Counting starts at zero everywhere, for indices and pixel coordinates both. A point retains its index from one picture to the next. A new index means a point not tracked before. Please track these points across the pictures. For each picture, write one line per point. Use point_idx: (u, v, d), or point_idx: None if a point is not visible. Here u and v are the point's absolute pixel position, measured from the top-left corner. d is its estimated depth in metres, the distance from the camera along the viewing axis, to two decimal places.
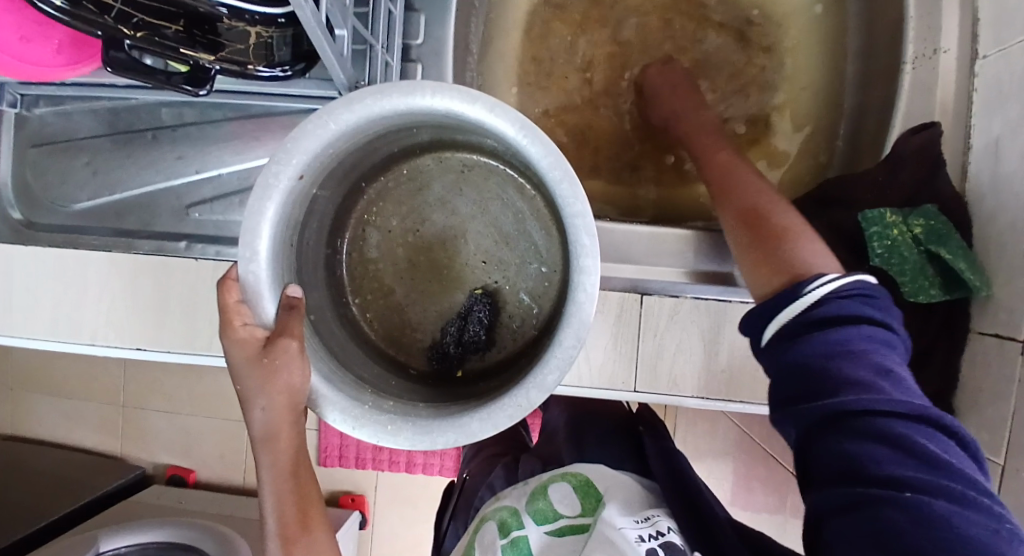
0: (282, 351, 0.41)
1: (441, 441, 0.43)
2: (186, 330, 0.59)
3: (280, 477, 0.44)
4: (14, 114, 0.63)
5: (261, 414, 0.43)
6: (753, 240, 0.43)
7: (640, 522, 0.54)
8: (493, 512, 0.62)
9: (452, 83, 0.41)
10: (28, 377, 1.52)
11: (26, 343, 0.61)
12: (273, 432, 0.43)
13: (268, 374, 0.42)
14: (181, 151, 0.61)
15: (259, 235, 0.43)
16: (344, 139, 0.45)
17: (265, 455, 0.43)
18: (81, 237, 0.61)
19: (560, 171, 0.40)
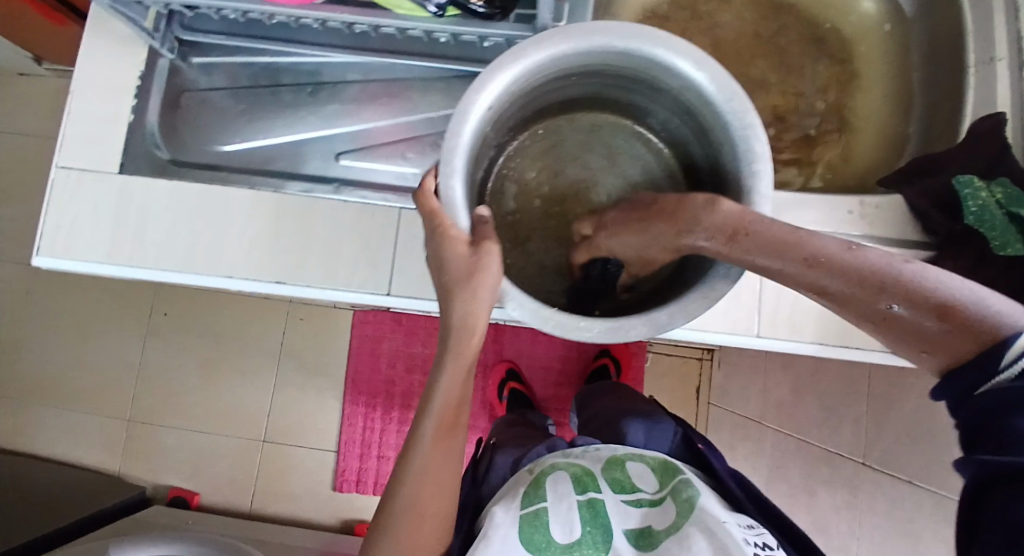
0: (490, 256, 0.43)
1: (634, 332, 0.46)
2: (330, 268, 0.62)
3: (460, 379, 0.47)
4: (169, 62, 0.66)
5: (466, 307, 0.44)
6: (926, 331, 0.34)
7: (747, 528, 0.54)
8: (565, 464, 0.64)
9: (639, 28, 0.44)
10: (28, 386, 1.42)
11: (157, 275, 0.62)
12: (469, 327, 0.44)
13: (477, 274, 0.42)
14: (337, 106, 0.68)
15: (457, 157, 0.44)
16: (524, 82, 0.47)
17: (448, 360, 0.46)
18: (221, 171, 0.65)
19: (740, 108, 0.44)
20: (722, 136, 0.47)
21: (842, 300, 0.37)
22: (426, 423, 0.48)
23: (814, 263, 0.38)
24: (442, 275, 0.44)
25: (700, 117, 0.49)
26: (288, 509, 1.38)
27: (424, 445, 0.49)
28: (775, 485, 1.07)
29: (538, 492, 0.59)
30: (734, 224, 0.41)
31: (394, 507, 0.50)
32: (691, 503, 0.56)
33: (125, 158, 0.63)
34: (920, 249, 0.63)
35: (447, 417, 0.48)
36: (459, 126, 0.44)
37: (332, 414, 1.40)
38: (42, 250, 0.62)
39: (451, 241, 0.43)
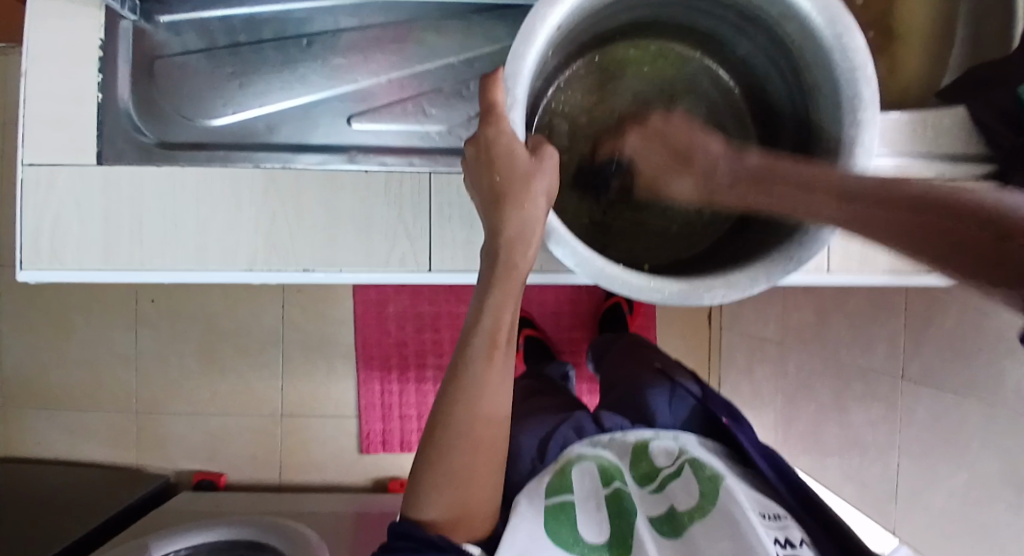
0: (548, 157, 0.42)
1: (710, 296, 0.43)
2: (361, 247, 0.55)
3: (508, 302, 0.45)
4: (131, 25, 0.56)
5: (524, 211, 0.41)
6: (974, 250, 0.34)
7: (770, 519, 0.52)
8: (592, 454, 0.61)
9: None
10: (23, 391, 1.34)
11: (167, 277, 0.55)
12: (524, 235, 0.41)
13: (534, 175, 0.41)
14: (339, 58, 0.59)
15: (527, 68, 0.41)
16: None
17: (500, 277, 0.43)
18: (215, 150, 0.56)
19: (842, 26, 0.42)
20: (812, 54, 0.46)
21: (885, 231, 0.38)
22: (475, 342, 0.46)
23: (844, 202, 0.39)
24: (493, 175, 0.41)
25: (785, 36, 0.48)
26: (317, 477, 1.38)
27: (473, 369, 0.46)
28: (801, 403, 1.09)
29: (564, 483, 0.56)
30: (764, 169, 0.44)
31: (438, 456, 0.47)
32: (715, 483, 0.55)
33: (101, 142, 0.54)
34: (980, 163, 0.60)
35: (497, 337, 0.46)
36: (531, 34, 0.41)
37: (347, 382, 1.36)
38: (26, 263, 0.54)
39: (505, 146, 0.40)
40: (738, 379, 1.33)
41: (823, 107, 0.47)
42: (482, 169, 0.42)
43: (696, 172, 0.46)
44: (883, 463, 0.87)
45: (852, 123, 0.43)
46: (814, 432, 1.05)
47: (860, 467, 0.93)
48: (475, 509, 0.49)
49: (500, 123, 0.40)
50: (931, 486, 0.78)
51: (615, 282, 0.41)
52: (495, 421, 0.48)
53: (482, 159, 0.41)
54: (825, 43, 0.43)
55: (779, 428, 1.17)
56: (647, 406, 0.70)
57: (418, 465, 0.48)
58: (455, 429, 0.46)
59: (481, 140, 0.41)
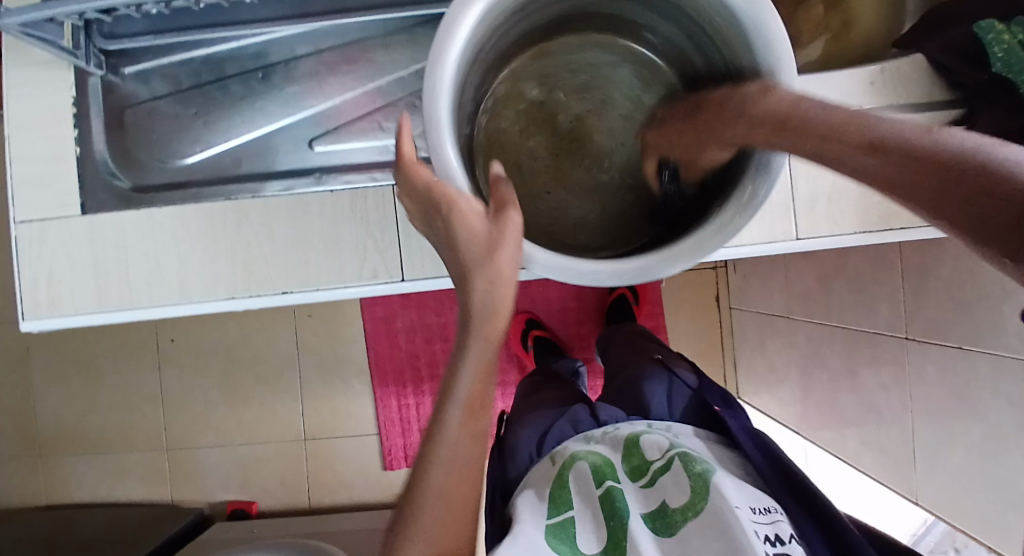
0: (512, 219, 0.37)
1: (665, 270, 0.41)
2: (333, 264, 0.58)
3: (486, 356, 0.39)
4: (99, 79, 0.59)
5: (489, 264, 0.36)
6: (955, 199, 0.30)
7: (760, 514, 0.54)
8: (585, 453, 0.62)
9: None
10: (59, 441, 1.40)
11: (155, 313, 0.58)
12: (495, 292, 0.37)
13: (496, 244, 0.36)
14: (297, 85, 0.61)
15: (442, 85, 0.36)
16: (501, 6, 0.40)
17: (477, 337, 0.38)
18: (191, 187, 0.59)
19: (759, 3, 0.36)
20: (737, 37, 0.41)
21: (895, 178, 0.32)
22: (449, 410, 0.40)
23: (876, 151, 0.33)
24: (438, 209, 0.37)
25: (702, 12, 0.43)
26: (345, 495, 1.40)
27: (444, 437, 0.41)
28: (815, 376, 1.07)
29: (564, 495, 0.59)
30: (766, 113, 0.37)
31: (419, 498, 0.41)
32: (705, 479, 0.55)
33: (84, 196, 0.58)
34: (949, 107, 0.59)
35: (473, 403, 0.40)
36: (451, 31, 0.36)
37: (366, 399, 1.38)
38: (26, 314, 0.58)
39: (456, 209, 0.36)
40: (752, 357, 1.31)
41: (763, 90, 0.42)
42: (428, 216, 0.39)
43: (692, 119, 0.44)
44: (899, 428, 0.86)
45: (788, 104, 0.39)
46: (830, 404, 1.03)
47: (880, 434, 0.90)
48: (462, 550, 0.42)
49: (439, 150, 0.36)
50: (949, 446, 0.76)
51: (570, 274, 0.39)
52: (472, 490, 0.42)
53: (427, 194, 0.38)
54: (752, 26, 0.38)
55: (796, 404, 1.15)
56: (643, 397, 0.71)
57: (395, 548, 0.42)
58: (430, 480, 0.41)
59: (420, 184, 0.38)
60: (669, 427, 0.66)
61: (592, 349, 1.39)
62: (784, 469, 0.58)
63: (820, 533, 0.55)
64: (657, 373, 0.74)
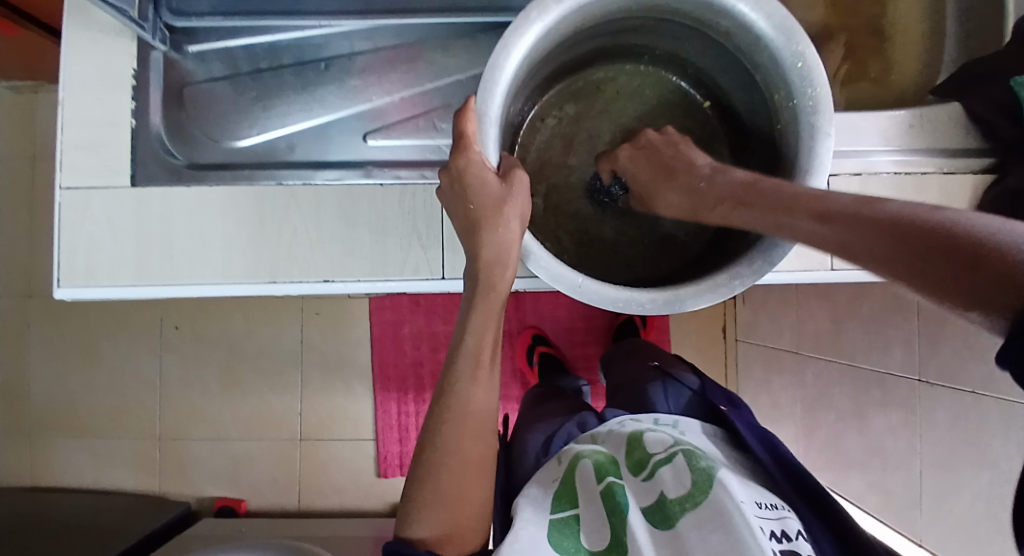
0: (518, 182, 0.44)
1: (692, 302, 0.44)
2: (377, 257, 0.58)
3: (489, 326, 0.48)
4: (161, 55, 0.60)
5: (498, 233, 0.43)
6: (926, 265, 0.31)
7: (766, 509, 0.53)
8: (589, 452, 0.62)
9: None
10: (48, 420, 1.37)
11: (192, 290, 0.58)
12: (500, 258, 0.44)
13: (505, 201, 0.43)
14: (356, 79, 0.62)
15: (497, 93, 0.43)
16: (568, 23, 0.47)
17: (481, 302, 0.46)
18: (241, 169, 0.60)
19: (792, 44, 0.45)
20: (772, 72, 0.48)
21: (857, 249, 0.36)
22: (458, 364, 0.48)
23: (822, 219, 0.38)
24: (467, 204, 0.44)
25: (742, 50, 0.50)
26: (334, 500, 1.37)
27: (453, 394, 0.49)
28: (820, 414, 1.07)
29: (568, 491, 0.58)
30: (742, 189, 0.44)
31: (432, 459, 0.49)
32: (708, 473, 0.54)
33: (135, 167, 0.58)
34: (982, 156, 0.61)
35: (481, 357, 0.48)
36: (514, 44, 0.43)
37: (366, 403, 1.37)
38: (62, 281, 0.57)
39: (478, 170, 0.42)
40: (757, 392, 1.32)
41: (785, 121, 0.48)
42: (457, 197, 0.45)
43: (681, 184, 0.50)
44: (907, 471, 0.86)
45: (809, 138, 0.45)
46: (835, 444, 1.03)
47: (885, 476, 0.91)
48: (475, 496, 0.50)
49: (468, 153, 0.42)
50: (958, 491, 0.76)
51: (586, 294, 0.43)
52: (482, 445, 0.50)
53: (457, 167, 0.43)
54: (784, 61, 0.46)
55: (800, 442, 1.15)
56: (649, 401, 0.73)
57: (410, 487, 0.51)
58: (444, 442, 0.49)
59: (453, 170, 0.43)
60: (676, 424, 0.66)
61: (597, 371, 1.39)
62: (793, 472, 0.58)
63: (830, 534, 0.54)
64: (660, 380, 0.76)
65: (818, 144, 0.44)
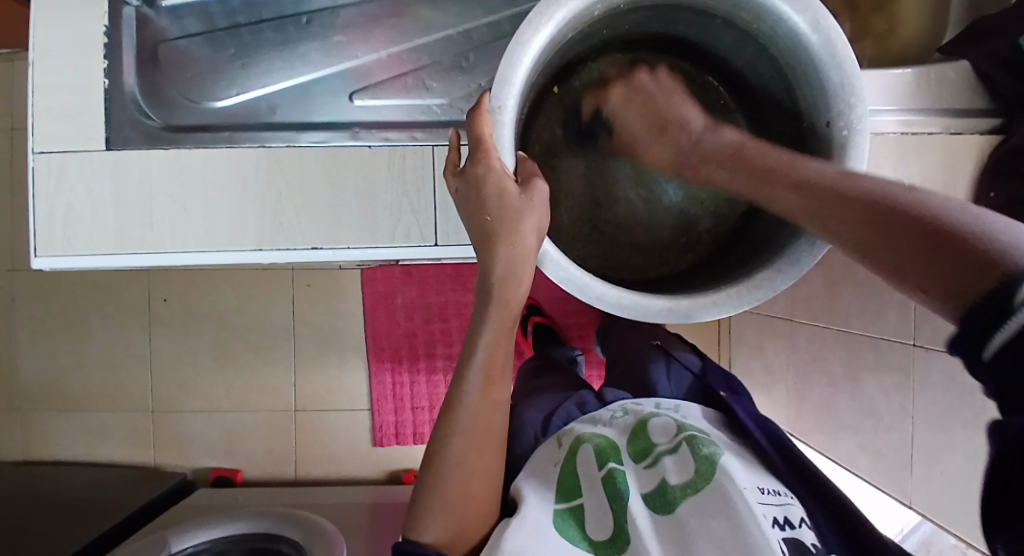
0: (539, 193, 0.42)
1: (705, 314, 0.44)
2: (367, 224, 0.56)
3: (501, 337, 0.45)
4: (133, 11, 0.56)
5: (515, 248, 0.41)
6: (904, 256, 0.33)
7: (768, 495, 0.51)
8: (590, 435, 0.60)
9: None
10: (40, 395, 1.36)
11: (177, 259, 0.56)
12: (514, 272, 0.42)
13: (524, 212, 0.40)
14: (340, 35, 0.59)
15: (512, 87, 0.41)
16: (586, 13, 0.45)
17: (492, 313, 0.44)
18: (221, 131, 0.57)
19: (824, 40, 0.43)
20: (799, 71, 0.46)
21: (836, 228, 0.38)
22: (469, 375, 0.46)
23: (800, 189, 0.41)
24: (480, 218, 0.42)
25: (768, 44, 0.47)
26: (331, 469, 1.38)
27: (460, 401, 0.47)
28: (813, 380, 1.08)
29: (568, 481, 0.56)
30: (731, 151, 0.47)
31: (439, 470, 0.47)
32: (711, 461, 0.53)
33: (109, 129, 0.55)
34: (986, 116, 0.60)
35: (492, 371, 0.46)
36: (528, 38, 0.41)
37: (362, 374, 1.36)
38: (39, 250, 0.55)
39: (495, 180, 0.40)
40: (750, 358, 1.33)
41: (812, 119, 0.47)
42: (473, 204, 0.42)
43: (671, 137, 0.50)
44: (899, 434, 0.87)
45: (841, 133, 0.43)
46: (827, 408, 1.04)
47: (877, 439, 0.92)
48: (479, 503, 0.49)
49: (489, 160, 0.40)
50: (950, 452, 0.77)
51: (626, 308, 0.43)
52: (487, 455, 0.48)
53: (467, 186, 0.42)
54: (817, 57, 0.43)
55: (792, 407, 1.16)
56: (648, 379, 0.73)
57: (417, 490, 0.48)
58: (449, 454, 0.47)
59: (472, 177, 0.41)
60: (676, 407, 0.66)
61: (591, 340, 1.39)
62: (789, 454, 0.58)
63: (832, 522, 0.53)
64: (657, 356, 0.78)
65: (850, 145, 0.43)
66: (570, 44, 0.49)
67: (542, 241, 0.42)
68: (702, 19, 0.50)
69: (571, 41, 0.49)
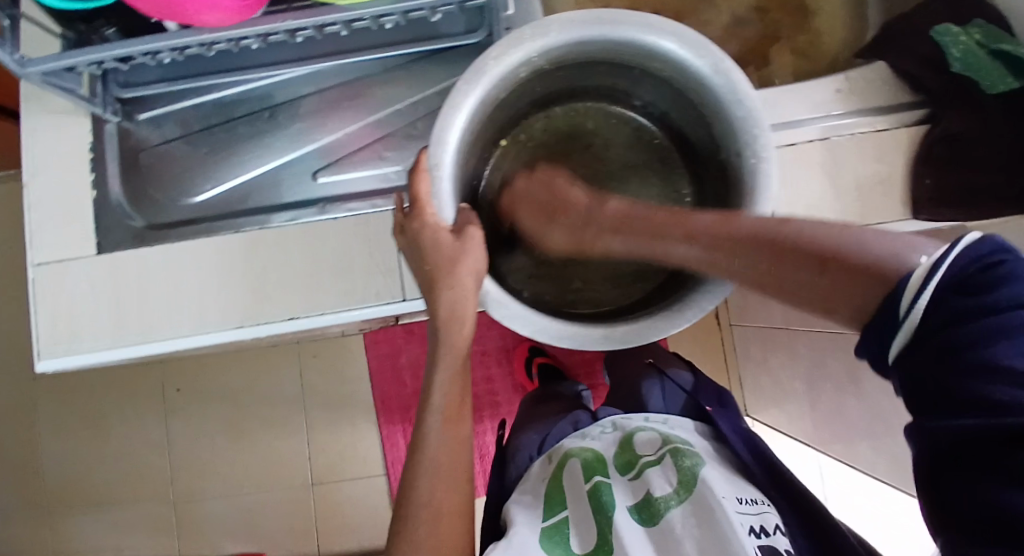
0: (472, 238, 0.46)
1: (637, 336, 0.47)
2: (340, 290, 0.59)
3: (457, 375, 0.48)
4: (115, 127, 0.63)
5: (453, 292, 0.46)
6: (817, 282, 0.34)
7: (746, 505, 0.51)
8: (578, 451, 0.64)
9: (636, 16, 0.43)
10: (65, 497, 1.38)
11: (168, 346, 0.60)
12: (457, 314, 0.47)
13: (457, 257, 0.46)
14: (300, 122, 0.65)
15: (449, 148, 0.44)
16: (510, 77, 0.46)
17: (445, 355, 0.48)
18: (202, 224, 0.62)
19: (726, 80, 0.44)
20: (711, 108, 0.47)
21: (725, 265, 0.40)
22: (431, 413, 0.48)
23: (692, 240, 0.42)
24: (424, 264, 0.47)
25: (681, 86, 0.49)
26: (354, 541, 1.36)
27: (424, 439, 0.47)
28: (820, 386, 1.07)
29: (556, 496, 0.58)
30: (618, 219, 0.49)
31: (408, 510, 0.46)
32: (692, 472, 0.54)
33: (100, 235, 0.60)
34: (914, 108, 0.62)
35: (451, 409, 0.48)
36: (456, 106, 0.44)
37: (372, 437, 1.37)
38: (44, 353, 0.59)
39: (431, 234, 0.46)
40: (758, 373, 1.31)
41: (730, 151, 0.48)
42: (416, 256, 0.48)
43: (562, 223, 0.53)
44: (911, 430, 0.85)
45: (750, 160, 0.44)
46: (838, 415, 1.02)
47: (888, 442, 0.89)
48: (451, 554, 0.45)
49: (422, 216, 0.46)
50: None
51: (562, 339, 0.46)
52: (457, 497, 0.46)
53: (415, 246, 0.47)
54: (721, 94, 0.45)
55: (805, 417, 1.14)
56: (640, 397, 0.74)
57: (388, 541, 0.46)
58: (418, 493, 0.46)
59: (411, 232, 0.48)
60: (666, 421, 0.67)
61: (597, 374, 1.39)
62: (771, 467, 0.58)
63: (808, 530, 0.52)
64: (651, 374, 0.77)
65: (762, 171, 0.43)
66: (501, 108, 0.52)
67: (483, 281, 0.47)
68: (621, 71, 0.52)
69: (501, 106, 0.52)
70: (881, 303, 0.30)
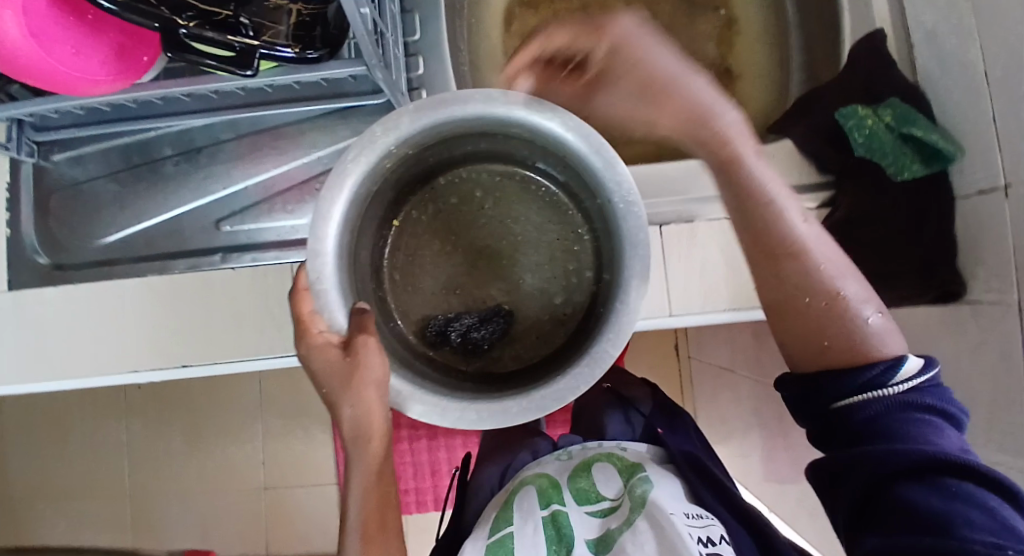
0: (363, 347, 0.42)
1: (551, 400, 0.41)
2: (233, 340, 0.60)
3: (369, 482, 0.46)
4: (31, 165, 0.65)
5: (359, 406, 0.43)
6: (810, 313, 0.45)
7: (694, 519, 0.51)
8: (533, 478, 0.63)
9: (494, 94, 0.42)
10: (26, 487, 1.43)
11: (63, 385, 0.61)
12: (363, 432, 0.45)
13: (352, 375, 0.42)
14: (208, 171, 0.66)
15: (329, 257, 0.42)
16: (389, 162, 0.45)
17: (355, 464, 0.46)
18: (114, 265, 0.64)
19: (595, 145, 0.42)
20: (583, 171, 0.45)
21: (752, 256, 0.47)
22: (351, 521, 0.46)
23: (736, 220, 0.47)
24: (326, 387, 0.44)
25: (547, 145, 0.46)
26: (301, 547, 1.39)
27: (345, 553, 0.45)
28: (756, 431, 1.08)
29: (507, 516, 0.58)
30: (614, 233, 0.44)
31: None
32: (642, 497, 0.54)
33: (10, 273, 0.63)
34: (819, 190, 0.64)
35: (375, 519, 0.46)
36: (329, 211, 0.42)
37: (324, 450, 1.39)
38: None
39: (321, 355, 0.43)
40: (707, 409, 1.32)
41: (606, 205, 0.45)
42: (318, 380, 0.45)
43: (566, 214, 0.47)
44: None
45: (619, 206, 0.43)
46: (770, 462, 1.03)
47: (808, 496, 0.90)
48: None
49: (308, 339, 0.43)
50: None
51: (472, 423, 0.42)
52: None
53: (312, 372, 0.44)
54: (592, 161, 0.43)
55: (745, 459, 1.15)
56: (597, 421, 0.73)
57: None
58: None
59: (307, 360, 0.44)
60: (621, 445, 0.66)
61: None
62: (720, 486, 0.58)
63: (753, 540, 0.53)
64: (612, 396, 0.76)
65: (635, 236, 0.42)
66: (388, 188, 0.49)
67: (390, 382, 0.43)
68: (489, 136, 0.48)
69: (389, 186, 0.49)
70: (839, 376, 0.43)
